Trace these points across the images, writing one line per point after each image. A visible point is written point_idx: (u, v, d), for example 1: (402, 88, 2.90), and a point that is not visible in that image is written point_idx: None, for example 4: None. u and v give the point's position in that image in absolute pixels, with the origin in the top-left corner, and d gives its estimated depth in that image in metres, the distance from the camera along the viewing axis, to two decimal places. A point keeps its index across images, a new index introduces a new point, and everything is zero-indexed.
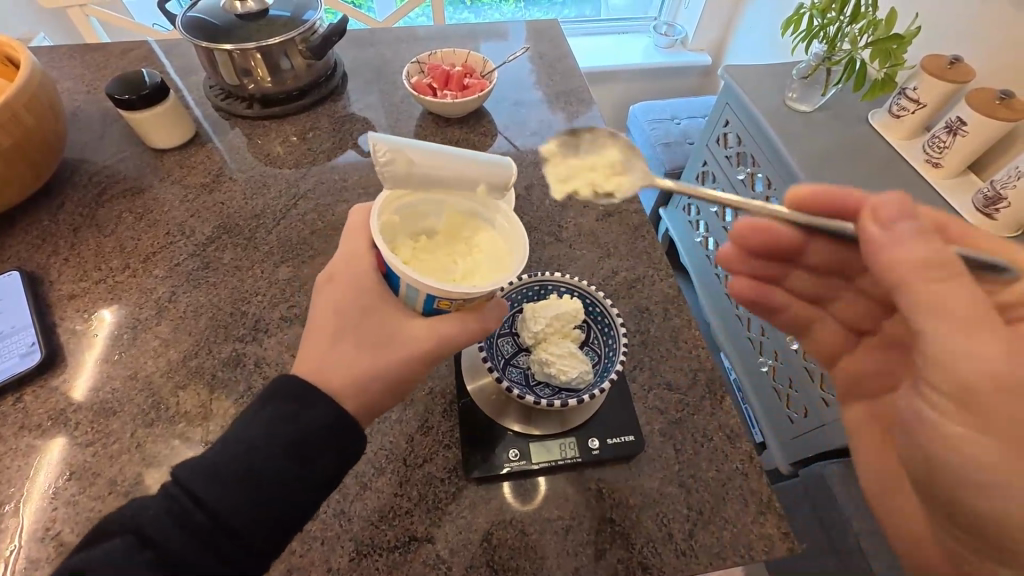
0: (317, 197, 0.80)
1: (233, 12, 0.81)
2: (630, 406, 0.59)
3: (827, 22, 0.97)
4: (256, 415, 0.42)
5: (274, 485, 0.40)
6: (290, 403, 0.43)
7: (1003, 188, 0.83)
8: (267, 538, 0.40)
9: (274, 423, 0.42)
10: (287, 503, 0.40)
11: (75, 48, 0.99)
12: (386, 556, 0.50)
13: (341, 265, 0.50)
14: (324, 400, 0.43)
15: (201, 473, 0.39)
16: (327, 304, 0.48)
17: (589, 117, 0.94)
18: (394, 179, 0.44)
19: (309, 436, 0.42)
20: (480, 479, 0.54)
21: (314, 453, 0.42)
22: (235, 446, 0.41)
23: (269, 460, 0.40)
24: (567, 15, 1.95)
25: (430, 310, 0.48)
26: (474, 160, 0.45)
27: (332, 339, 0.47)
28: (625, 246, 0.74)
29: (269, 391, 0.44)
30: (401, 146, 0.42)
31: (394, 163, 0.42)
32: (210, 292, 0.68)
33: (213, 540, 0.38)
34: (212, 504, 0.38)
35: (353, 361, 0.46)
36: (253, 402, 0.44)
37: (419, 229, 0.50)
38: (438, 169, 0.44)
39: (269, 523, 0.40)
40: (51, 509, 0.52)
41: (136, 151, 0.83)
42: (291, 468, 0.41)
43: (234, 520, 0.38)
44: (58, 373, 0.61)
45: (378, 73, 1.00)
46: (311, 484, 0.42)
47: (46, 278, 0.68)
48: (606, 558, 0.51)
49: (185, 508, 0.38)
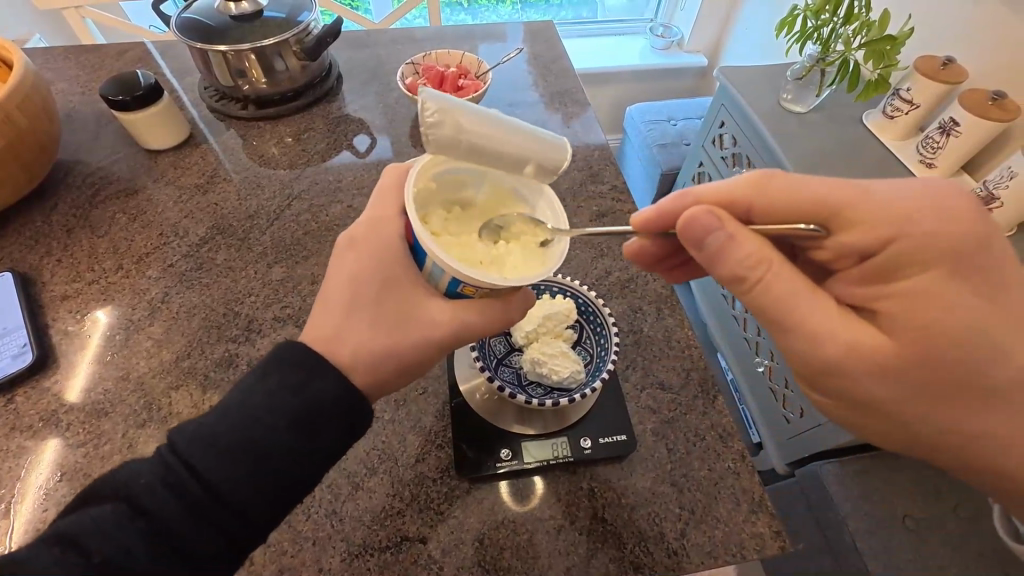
0: (311, 198, 0.80)
1: (228, 13, 0.81)
2: (623, 406, 0.59)
3: (821, 23, 0.97)
4: (263, 381, 0.42)
5: (278, 458, 0.40)
6: (297, 372, 0.43)
7: (996, 189, 0.83)
8: (265, 511, 0.40)
9: (277, 396, 0.41)
10: (285, 479, 0.40)
11: (71, 49, 0.99)
12: (378, 556, 0.50)
13: (365, 230, 0.49)
14: (334, 371, 0.43)
15: (200, 441, 0.39)
16: (341, 277, 0.48)
17: (584, 117, 0.94)
18: (440, 143, 0.43)
19: (317, 407, 0.42)
20: (473, 479, 0.54)
21: (321, 425, 0.42)
22: (238, 417, 0.40)
23: (274, 431, 0.40)
24: (564, 17, 1.95)
25: (454, 294, 0.47)
26: (526, 139, 0.45)
27: (346, 312, 0.46)
28: (618, 246, 0.74)
29: (280, 353, 0.44)
30: (452, 109, 0.42)
31: (442, 125, 0.42)
32: (205, 292, 0.68)
33: (209, 512, 0.38)
34: (209, 476, 0.38)
35: (364, 339, 0.46)
36: (257, 367, 0.43)
37: (455, 199, 0.50)
38: (487, 139, 0.44)
39: (266, 496, 0.39)
40: (42, 509, 0.52)
41: (131, 151, 0.84)
42: (294, 444, 0.41)
43: (235, 493, 0.38)
44: (50, 374, 0.60)
45: (373, 74, 1.00)
46: (317, 453, 0.42)
47: (39, 279, 0.68)
48: (597, 558, 0.51)
49: (179, 477, 0.38)
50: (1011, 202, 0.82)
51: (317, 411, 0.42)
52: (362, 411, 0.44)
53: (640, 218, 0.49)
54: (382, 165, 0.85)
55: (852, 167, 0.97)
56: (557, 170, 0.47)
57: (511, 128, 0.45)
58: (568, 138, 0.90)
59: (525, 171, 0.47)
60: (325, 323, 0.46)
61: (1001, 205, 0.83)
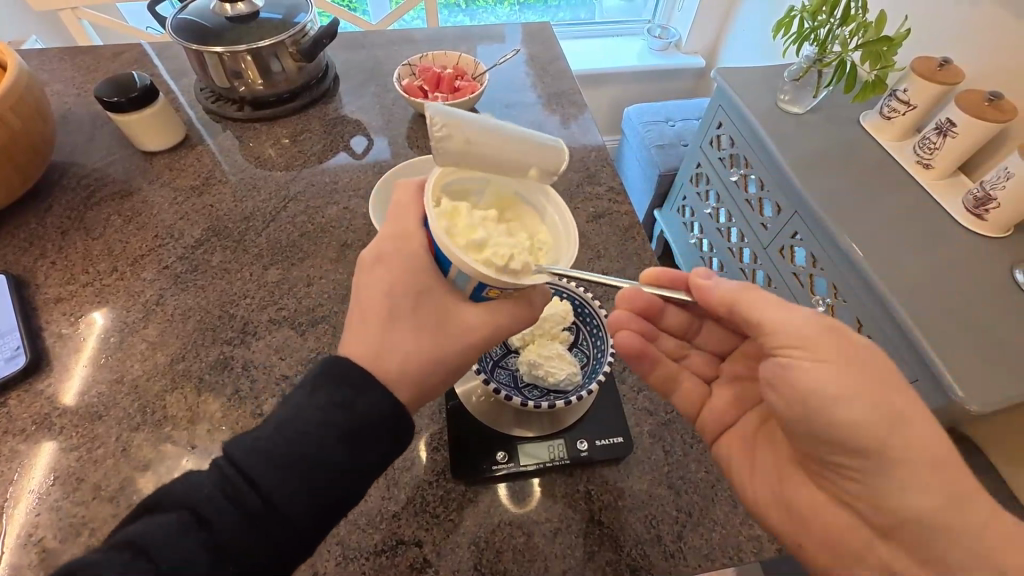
0: (307, 199, 0.79)
1: (225, 15, 0.81)
2: (619, 408, 0.59)
3: (818, 24, 0.97)
4: (312, 397, 0.42)
5: (330, 471, 0.40)
6: (346, 390, 0.42)
7: (993, 189, 0.83)
8: (318, 525, 0.40)
9: (330, 411, 0.41)
10: (343, 495, 0.40)
11: (66, 51, 0.99)
12: (373, 560, 0.50)
13: (387, 244, 0.48)
14: (381, 386, 0.43)
15: (259, 456, 0.39)
16: (373, 288, 0.47)
17: (582, 119, 0.94)
18: (448, 156, 0.43)
19: (366, 421, 0.42)
20: (468, 481, 0.54)
21: (366, 442, 0.42)
22: (291, 429, 0.40)
23: (325, 444, 0.40)
24: (561, 18, 1.96)
25: (480, 297, 0.48)
26: (528, 144, 0.45)
27: (385, 327, 0.46)
28: (615, 247, 0.74)
29: (326, 369, 0.43)
30: (457, 123, 0.42)
31: (450, 139, 0.42)
32: (200, 295, 0.68)
33: (266, 522, 0.38)
34: (266, 488, 0.38)
35: (413, 347, 0.45)
36: (309, 379, 0.43)
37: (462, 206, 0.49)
38: (494, 148, 0.44)
39: (318, 509, 0.39)
40: (35, 514, 0.51)
41: (126, 153, 0.83)
42: (347, 459, 0.40)
43: (288, 507, 0.38)
44: (44, 378, 0.60)
45: (371, 75, 1.00)
46: (357, 469, 0.41)
47: (33, 281, 0.68)
48: (594, 560, 0.50)
49: (240, 487, 0.38)
50: (1008, 203, 0.82)
51: (363, 425, 0.42)
52: (404, 426, 0.44)
53: (652, 272, 0.55)
54: (379, 166, 0.85)
55: (850, 169, 0.97)
56: (558, 171, 0.47)
57: (514, 136, 0.44)
58: (565, 140, 0.90)
59: (530, 173, 0.46)
60: (366, 331, 0.46)
61: (998, 206, 0.83)
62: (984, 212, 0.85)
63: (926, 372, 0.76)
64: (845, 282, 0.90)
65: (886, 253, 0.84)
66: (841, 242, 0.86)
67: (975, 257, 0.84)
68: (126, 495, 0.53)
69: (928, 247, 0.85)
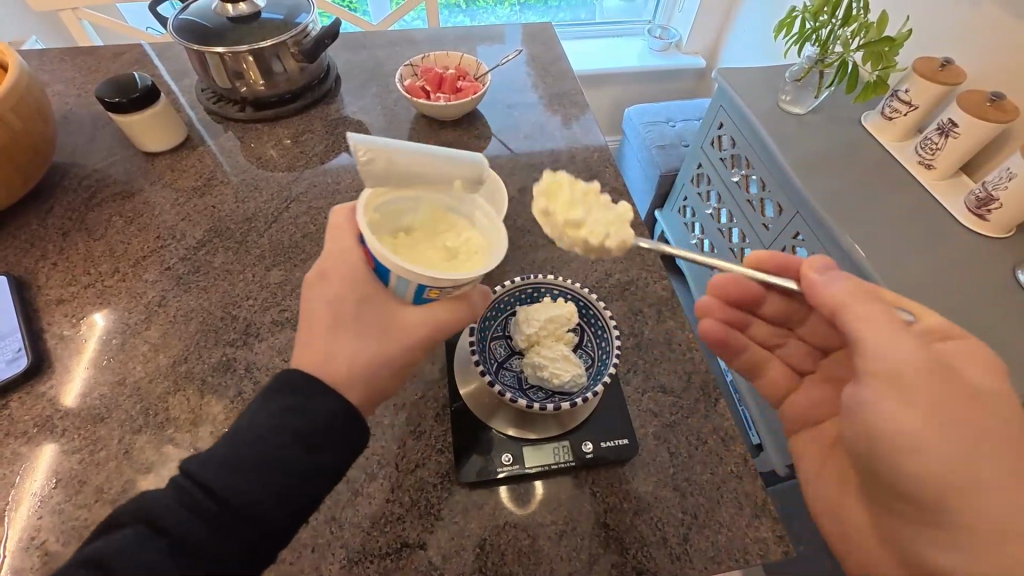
0: (309, 200, 0.79)
1: (226, 15, 0.80)
2: (624, 409, 0.59)
3: (819, 25, 0.97)
4: (266, 405, 0.42)
5: (285, 476, 0.39)
6: (296, 397, 0.42)
7: (995, 190, 0.83)
8: (283, 527, 0.39)
9: (283, 415, 0.41)
10: (304, 496, 0.40)
11: (67, 52, 0.98)
12: (378, 563, 0.49)
13: (331, 260, 0.48)
14: (331, 391, 0.43)
15: (213, 464, 0.39)
16: (319, 303, 0.46)
17: (583, 119, 0.94)
18: (375, 179, 0.43)
19: (316, 426, 0.41)
20: (474, 484, 0.54)
21: (322, 443, 0.41)
22: (244, 437, 0.40)
23: (283, 448, 0.40)
24: (561, 19, 1.95)
25: (421, 301, 0.47)
26: (450, 157, 0.45)
27: (331, 330, 0.45)
28: (619, 248, 0.74)
29: (276, 382, 0.43)
30: (381, 146, 0.42)
31: (374, 162, 0.42)
32: (203, 296, 0.67)
33: (228, 526, 0.37)
34: (222, 493, 0.38)
35: (357, 349, 0.45)
36: (262, 390, 0.43)
37: (399, 226, 0.48)
38: (418, 166, 0.44)
39: (287, 512, 0.39)
40: (36, 517, 0.51)
41: (127, 154, 0.83)
42: (305, 462, 0.40)
43: (252, 511, 0.38)
44: (46, 380, 0.60)
45: (372, 76, 1.00)
46: (321, 473, 0.41)
47: (35, 283, 0.68)
48: (600, 563, 0.50)
49: (196, 498, 0.37)
50: (1010, 204, 0.82)
51: (323, 432, 0.42)
52: (360, 429, 0.44)
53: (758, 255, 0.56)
54: None
55: (852, 170, 0.97)
56: (482, 180, 0.47)
57: (431, 154, 0.45)
58: (567, 140, 0.89)
59: (454, 186, 0.46)
60: (311, 345, 0.45)
61: (1000, 206, 0.83)
62: (986, 212, 0.85)
63: None
64: None
65: (887, 254, 0.84)
66: (843, 242, 0.86)
67: (977, 257, 0.84)
68: (128, 498, 0.52)
69: (929, 248, 0.85)
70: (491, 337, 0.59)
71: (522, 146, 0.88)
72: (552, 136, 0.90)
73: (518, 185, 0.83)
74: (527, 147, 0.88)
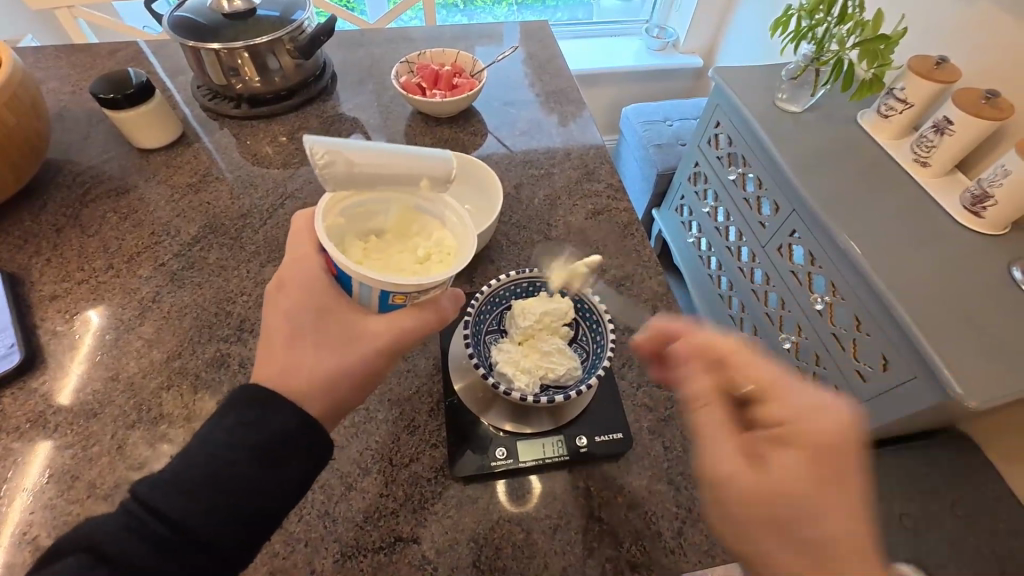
0: (304, 197, 0.79)
1: (221, 11, 0.80)
2: (618, 403, 0.59)
3: (815, 23, 0.96)
4: (220, 422, 0.42)
5: (239, 488, 0.39)
6: (253, 409, 0.42)
7: (990, 187, 0.83)
8: (242, 538, 0.39)
9: (238, 429, 0.41)
10: (258, 506, 0.40)
11: (61, 49, 0.98)
12: (371, 557, 0.49)
13: (288, 268, 0.48)
14: (286, 403, 0.43)
15: (163, 485, 0.38)
16: (277, 313, 0.47)
17: (578, 117, 0.93)
18: (337, 181, 0.42)
19: (272, 437, 0.41)
20: (468, 478, 0.54)
21: (281, 457, 0.41)
22: (196, 452, 0.40)
23: (236, 465, 0.40)
24: (560, 19, 1.96)
25: (387, 308, 0.47)
26: (414, 155, 0.44)
27: (290, 340, 0.46)
28: (614, 244, 0.74)
29: (234, 395, 0.43)
30: (337, 147, 0.41)
31: (334, 164, 0.41)
32: (197, 293, 0.67)
33: (179, 548, 0.36)
34: (176, 513, 0.37)
35: (317, 360, 0.45)
36: (215, 410, 0.43)
37: (368, 228, 0.47)
38: (382, 166, 0.43)
39: (236, 524, 0.39)
40: (28, 513, 0.51)
41: (123, 151, 0.83)
42: (257, 474, 0.40)
43: (202, 528, 0.37)
44: (37, 376, 0.59)
45: (367, 73, 1.00)
46: (279, 483, 0.41)
47: (27, 279, 0.67)
48: (594, 557, 0.50)
49: (143, 518, 0.36)
50: (1005, 201, 0.82)
51: (281, 441, 0.42)
52: (320, 438, 0.44)
53: None
54: None
55: (848, 169, 0.97)
56: (450, 177, 0.46)
57: (394, 151, 0.44)
58: (564, 137, 0.90)
59: (421, 185, 0.45)
60: (270, 357, 0.45)
61: (995, 204, 0.83)
62: (982, 210, 0.85)
63: (923, 367, 0.76)
64: (844, 279, 0.89)
65: (885, 253, 0.84)
66: (839, 240, 0.86)
67: (974, 255, 0.84)
68: (122, 493, 0.52)
69: (929, 244, 0.85)
70: (486, 330, 0.59)
71: (519, 144, 0.88)
72: (546, 134, 0.90)
73: (514, 181, 0.83)
74: (523, 144, 0.88)
